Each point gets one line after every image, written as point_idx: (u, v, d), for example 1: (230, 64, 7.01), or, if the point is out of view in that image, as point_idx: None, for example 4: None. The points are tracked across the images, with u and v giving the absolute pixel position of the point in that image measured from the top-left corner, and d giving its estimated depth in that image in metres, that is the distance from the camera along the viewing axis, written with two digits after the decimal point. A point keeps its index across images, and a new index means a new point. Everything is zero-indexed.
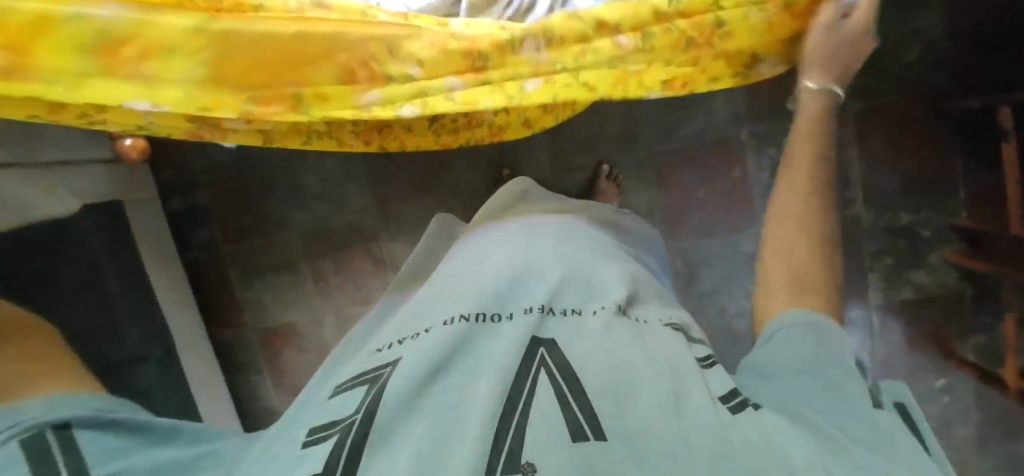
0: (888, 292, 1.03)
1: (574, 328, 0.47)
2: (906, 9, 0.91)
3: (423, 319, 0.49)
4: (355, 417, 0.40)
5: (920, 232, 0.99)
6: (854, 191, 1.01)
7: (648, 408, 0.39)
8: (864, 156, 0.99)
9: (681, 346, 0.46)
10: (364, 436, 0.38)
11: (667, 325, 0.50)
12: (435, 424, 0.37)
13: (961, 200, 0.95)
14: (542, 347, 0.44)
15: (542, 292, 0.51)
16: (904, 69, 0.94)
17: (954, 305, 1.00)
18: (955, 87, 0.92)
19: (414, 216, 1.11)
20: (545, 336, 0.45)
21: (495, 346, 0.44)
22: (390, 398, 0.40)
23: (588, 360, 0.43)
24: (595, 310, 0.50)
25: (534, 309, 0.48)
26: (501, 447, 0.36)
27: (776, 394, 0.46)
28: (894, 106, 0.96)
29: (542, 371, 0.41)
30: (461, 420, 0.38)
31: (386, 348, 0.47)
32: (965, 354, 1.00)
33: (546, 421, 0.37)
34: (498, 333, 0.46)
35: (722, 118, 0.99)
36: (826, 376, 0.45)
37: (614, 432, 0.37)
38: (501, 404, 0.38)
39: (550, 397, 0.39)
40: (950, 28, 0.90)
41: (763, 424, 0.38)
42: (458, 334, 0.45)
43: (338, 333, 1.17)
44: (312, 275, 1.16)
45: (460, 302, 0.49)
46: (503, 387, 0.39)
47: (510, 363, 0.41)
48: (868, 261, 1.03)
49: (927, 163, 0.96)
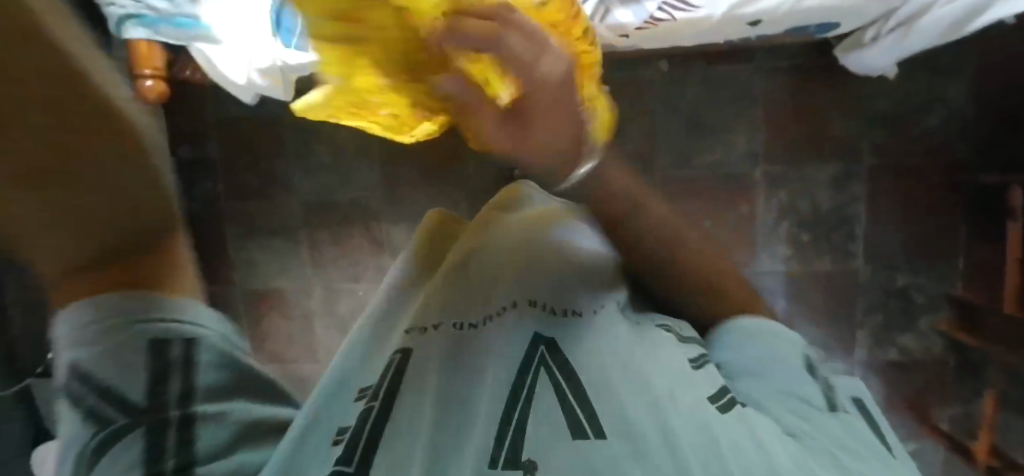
0: (874, 351, 1.02)
1: (576, 330, 0.44)
2: (938, 74, 0.93)
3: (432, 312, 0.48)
4: (369, 410, 0.40)
5: (915, 297, 1.00)
6: (857, 246, 1.00)
7: (645, 406, 0.38)
8: (873, 214, 0.99)
9: (673, 346, 0.45)
10: (379, 430, 0.39)
11: (659, 326, 0.48)
12: (446, 424, 0.38)
13: (959, 270, 0.98)
14: (543, 345, 0.43)
15: (548, 287, 0.48)
16: (924, 134, 0.95)
17: (936, 373, 1.01)
18: (972, 159, 0.95)
19: (420, 202, 1.11)
20: (546, 333, 0.44)
21: (499, 346, 0.43)
22: (403, 404, 0.41)
23: (594, 355, 0.42)
24: (595, 311, 0.47)
25: (538, 304, 0.47)
26: (503, 442, 0.36)
27: (763, 389, 0.46)
28: (910, 168, 0.97)
29: (542, 370, 0.41)
30: (474, 422, 0.38)
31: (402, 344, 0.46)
32: (940, 422, 1.01)
33: (546, 418, 0.38)
34: (503, 331, 0.44)
35: (740, 154, 1.00)
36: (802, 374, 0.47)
37: (615, 428, 0.37)
38: (502, 406, 0.38)
39: (550, 394, 0.39)
40: (975, 100, 0.93)
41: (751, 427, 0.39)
42: (459, 343, 0.45)
43: (324, 306, 1.16)
44: (309, 245, 1.15)
45: (468, 299, 0.48)
46: (506, 386, 0.40)
47: (511, 365, 0.41)
48: (859, 316, 1.02)
49: (933, 229, 0.98)
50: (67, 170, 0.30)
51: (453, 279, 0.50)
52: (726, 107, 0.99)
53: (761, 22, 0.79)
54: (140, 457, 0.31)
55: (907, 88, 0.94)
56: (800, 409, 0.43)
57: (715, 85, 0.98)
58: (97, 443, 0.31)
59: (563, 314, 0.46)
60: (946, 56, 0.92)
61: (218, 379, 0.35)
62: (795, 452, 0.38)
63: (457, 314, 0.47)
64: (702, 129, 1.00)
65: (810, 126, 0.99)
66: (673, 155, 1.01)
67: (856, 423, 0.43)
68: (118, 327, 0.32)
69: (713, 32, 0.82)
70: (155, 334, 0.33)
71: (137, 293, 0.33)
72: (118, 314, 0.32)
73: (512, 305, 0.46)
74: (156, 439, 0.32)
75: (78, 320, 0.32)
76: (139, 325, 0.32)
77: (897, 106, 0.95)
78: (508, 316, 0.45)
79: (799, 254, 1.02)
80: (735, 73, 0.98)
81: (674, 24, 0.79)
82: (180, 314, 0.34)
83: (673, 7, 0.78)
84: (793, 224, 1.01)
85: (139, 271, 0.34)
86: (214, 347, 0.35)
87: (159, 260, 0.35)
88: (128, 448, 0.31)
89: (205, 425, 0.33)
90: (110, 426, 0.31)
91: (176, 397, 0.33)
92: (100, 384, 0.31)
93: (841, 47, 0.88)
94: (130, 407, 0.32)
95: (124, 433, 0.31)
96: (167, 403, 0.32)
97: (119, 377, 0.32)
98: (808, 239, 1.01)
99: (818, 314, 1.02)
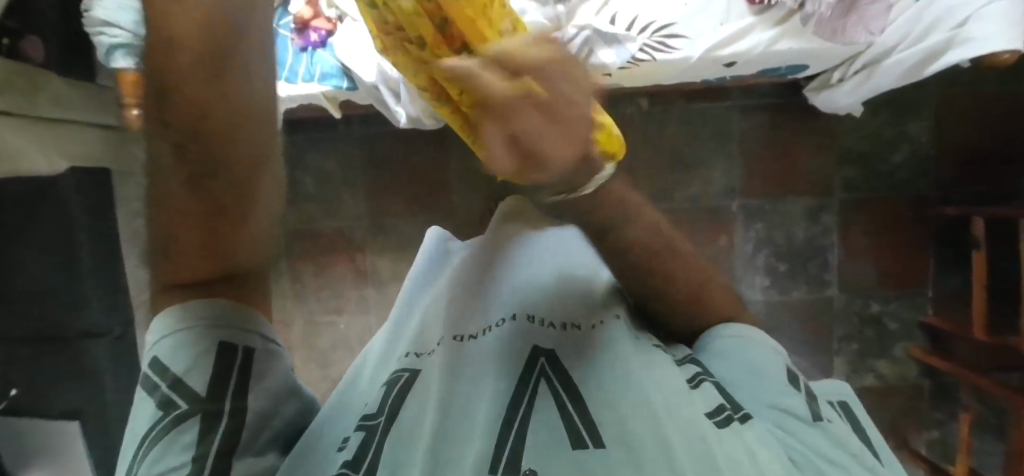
0: (852, 378, 1.04)
1: (575, 345, 0.45)
2: (900, 114, 0.99)
3: (431, 335, 0.49)
4: (378, 421, 0.41)
5: (888, 324, 1.04)
6: (831, 276, 1.04)
7: (643, 417, 0.38)
8: (846, 244, 1.03)
9: (668, 362, 0.44)
10: (384, 438, 0.39)
11: (656, 344, 0.48)
12: (444, 426, 0.39)
13: (927, 299, 1.03)
14: (543, 356, 0.43)
15: (546, 302, 0.49)
16: (890, 169, 1.01)
17: (912, 398, 1.04)
18: (935, 194, 1.01)
19: (406, 232, 1.11)
20: (547, 346, 0.44)
21: (502, 352, 0.44)
22: (410, 408, 0.41)
23: (591, 368, 0.42)
24: (596, 324, 0.47)
25: (532, 319, 0.47)
26: (504, 449, 0.37)
27: (752, 399, 0.44)
28: (879, 200, 1.02)
29: (542, 381, 0.41)
30: (472, 425, 0.39)
31: (413, 356, 0.48)
32: (919, 446, 1.03)
33: (545, 429, 0.38)
34: (502, 339, 0.45)
35: (717, 187, 1.04)
36: (787, 381, 0.45)
37: (613, 438, 0.37)
38: (501, 414, 0.39)
39: (550, 404, 0.40)
40: (936, 139, 0.99)
41: (745, 439, 0.38)
42: (459, 351, 0.45)
43: (305, 340, 1.13)
44: (290, 277, 1.12)
45: (466, 314, 0.49)
46: (506, 394, 0.40)
47: (510, 373, 0.42)
48: (836, 344, 1.04)
49: (900, 260, 1.02)
50: (208, 185, 0.37)
51: (452, 301, 0.51)
52: (705, 142, 1.03)
53: (736, 63, 0.83)
54: (193, 440, 0.36)
55: (873, 125, 1.00)
56: (792, 420, 0.42)
57: (693, 123, 1.03)
58: (162, 426, 0.36)
59: (562, 327, 0.47)
60: (907, 96, 0.99)
61: (272, 388, 0.41)
62: (785, 466, 0.37)
63: (457, 329, 0.48)
64: (682, 163, 1.03)
65: (784, 160, 1.03)
66: (654, 189, 1.04)
67: (847, 438, 0.41)
68: (209, 333, 0.39)
69: (692, 72, 0.86)
70: (225, 339, 0.39)
71: (231, 308, 0.40)
72: (208, 319, 0.39)
73: (511, 318, 0.47)
74: (211, 426, 0.37)
75: (173, 319, 0.39)
76: (218, 331, 0.39)
77: (864, 143, 1.01)
78: (507, 327, 0.46)
79: (777, 284, 1.04)
80: (713, 110, 1.02)
81: (653, 64, 0.83)
82: (256, 332, 0.41)
83: (654, 49, 0.82)
84: (770, 254, 1.04)
85: (234, 287, 0.41)
86: (273, 361, 0.42)
87: (252, 280, 0.43)
88: (186, 430, 0.36)
89: (248, 423, 0.39)
90: (175, 411, 0.37)
91: (233, 391, 0.38)
92: (176, 373, 0.38)
93: (810, 87, 0.94)
94: (194, 397, 0.37)
95: (184, 419, 0.37)
96: (223, 397, 0.38)
97: (191, 374, 0.38)
98: (786, 269, 1.04)
99: (799, 343, 1.04)
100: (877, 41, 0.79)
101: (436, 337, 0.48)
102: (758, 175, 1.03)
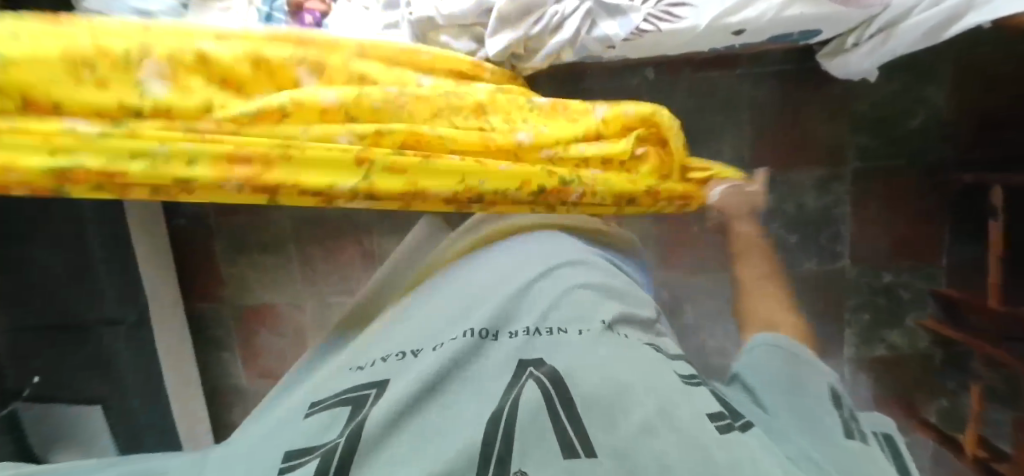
0: (863, 348, 1.04)
1: (561, 351, 0.42)
2: (919, 78, 0.95)
3: (404, 340, 0.46)
4: (337, 441, 0.36)
5: (901, 294, 1.03)
6: (843, 247, 1.02)
7: (639, 423, 0.36)
8: (859, 214, 1.01)
9: (657, 363, 0.42)
10: (348, 454, 0.34)
11: (646, 344, 0.46)
12: (418, 442, 0.35)
13: (942, 269, 1.01)
14: (530, 366, 0.40)
15: (529, 309, 0.46)
16: (907, 136, 0.98)
17: (923, 367, 1.03)
18: (953, 161, 0.97)
19: (412, 212, 1.10)
20: (533, 355, 0.42)
21: (479, 364, 0.42)
22: (376, 417, 0.37)
23: (577, 369, 0.40)
24: (580, 330, 0.44)
25: (520, 331, 0.44)
26: (491, 456, 0.34)
27: (790, 413, 0.48)
28: (893, 170, 0.99)
29: (530, 383, 0.39)
30: (445, 434, 0.35)
31: (369, 366, 0.43)
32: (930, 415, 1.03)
33: (533, 433, 0.35)
34: (492, 360, 0.42)
35: (726, 160, 1.02)
36: (818, 402, 0.48)
37: (605, 446, 0.35)
38: (490, 420, 0.36)
39: (538, 406, 0.37)
40: (955, 102, 0.95)
41: (749, 446, 0.36)
42: (445, 360, 0.41)
43: (317, 321, 1.15)
44: (299, 260, 1.14)
45: (441, 326, 0.46)
46: (490, 411, 0.37)
47: (496, 390, 0.39)
48: (847, 315, 1.04)
49: (914, 229, 1.00)
50: None
51: (431, 312, 0.48)
52: (713, 114, 1.01)
53: (745, 31, 0.80)
54: None
55: (890, 90, 0.96)
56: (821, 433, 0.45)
57: (702, 92, 1.00)
58: None
59: (548, 333, 0.44)
60: (927, 59, 0.94)
61: None
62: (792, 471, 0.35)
63: (435, 337, 0.45)
64: (690, 135, 1.02)
65: (796, 129, 1.00)
66: None
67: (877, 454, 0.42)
68: None
69: (698, 41, 0.83)
70: None
71: None
72: None
73: (495, 336, 0.44)
74: None
75: None
76: None
77: (880, 109, 0.98)
78: (494, 349, 0.43)
79: (787, 256, 1.03)
80: (723, 79, 0.99)
81: (660, 35, 0.80)
82: None
83: (657, 19, 0.79)
84: (781, 226, 1.03)
85: None
86: None
87: None
88: None
89: None
90: None
91: None
92: None
93: (823, 51, 0.91)
94: None
95: None
96: None
97: None
98: (796, 241, 1.03)
99: (808, 313, 1.05)
100: (894, 4, 0.75)
101: (411, 342, 0.45)
102: (770, 145, 1.01)
